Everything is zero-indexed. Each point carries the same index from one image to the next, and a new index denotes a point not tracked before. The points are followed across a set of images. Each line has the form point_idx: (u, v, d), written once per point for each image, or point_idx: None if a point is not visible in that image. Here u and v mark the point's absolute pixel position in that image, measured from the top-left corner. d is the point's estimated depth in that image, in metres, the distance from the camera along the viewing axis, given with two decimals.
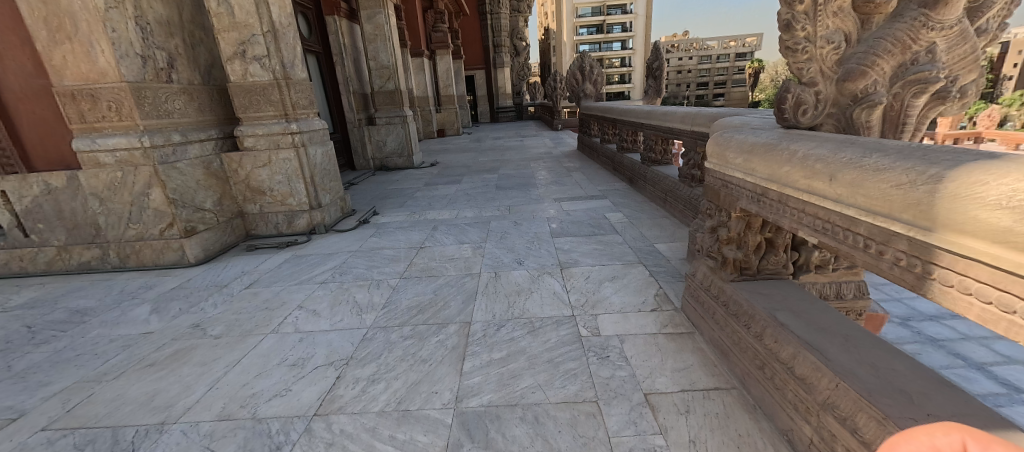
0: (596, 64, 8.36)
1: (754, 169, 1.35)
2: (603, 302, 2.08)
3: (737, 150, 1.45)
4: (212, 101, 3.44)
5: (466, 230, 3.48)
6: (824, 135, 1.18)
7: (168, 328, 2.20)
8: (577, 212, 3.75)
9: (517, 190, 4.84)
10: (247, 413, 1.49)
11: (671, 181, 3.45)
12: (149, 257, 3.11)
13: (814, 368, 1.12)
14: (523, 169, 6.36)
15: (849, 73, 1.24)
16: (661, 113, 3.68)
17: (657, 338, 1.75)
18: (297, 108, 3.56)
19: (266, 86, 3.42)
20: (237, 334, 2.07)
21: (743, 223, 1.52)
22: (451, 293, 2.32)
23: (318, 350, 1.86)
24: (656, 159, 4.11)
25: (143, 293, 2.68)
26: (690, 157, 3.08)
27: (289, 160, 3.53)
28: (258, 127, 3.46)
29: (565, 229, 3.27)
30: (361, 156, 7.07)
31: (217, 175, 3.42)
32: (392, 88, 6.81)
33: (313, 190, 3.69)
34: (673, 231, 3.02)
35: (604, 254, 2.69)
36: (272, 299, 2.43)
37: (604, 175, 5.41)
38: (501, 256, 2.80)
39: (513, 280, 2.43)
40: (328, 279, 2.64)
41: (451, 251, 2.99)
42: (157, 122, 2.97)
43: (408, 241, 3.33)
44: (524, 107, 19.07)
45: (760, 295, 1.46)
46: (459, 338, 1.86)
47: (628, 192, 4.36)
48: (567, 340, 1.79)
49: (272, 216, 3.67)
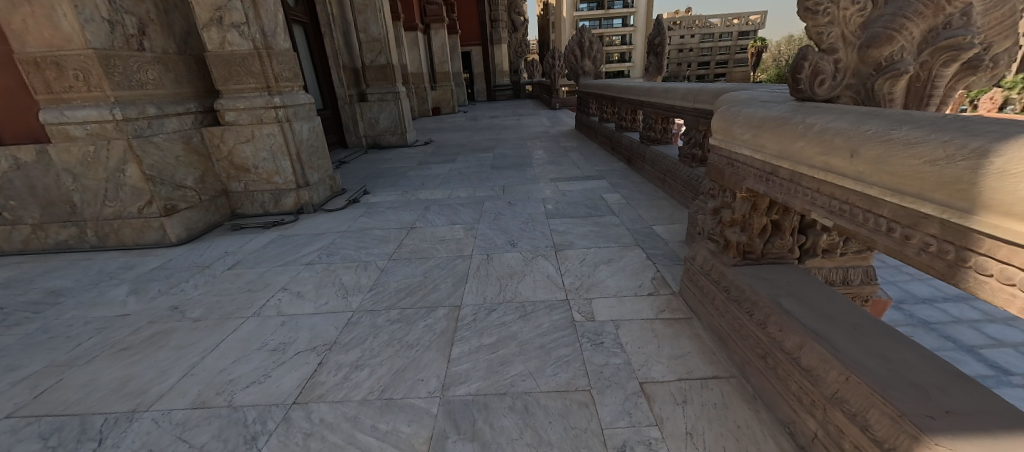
0: (596, 40, 8.09)
1: (764, 146, 1.24)
2: (598, 286, 2.01)
3: (745, 124, 1.34)
4: (190, 72, 3.26)
5: (459, 210, 3.37)
6: (843, 106, 1.07)
7: (146, 310, 2.11)
8: (573, 192, 3.64)
9: (513, 170, 4.72)
10: (223, 401, 1.42)
11: (671, 161, 3.34)
12: (129, 236, 2.99)
13: (822, 360, 1.05)
14: (520, 148, 6.21)
15: (873, 38, 1.12)
16: (663, 89, 3.53)
17: (653, 324, 1.69)
18: (280, 80, 3.39)
19: (246, 56, 3.22)
20: (217, 317, 1.98)
21: (748, 204, 1.41)
22: (441, 276, 2.24)
23: (301, 335, 1.78)
24: (656, 138, 3.97)
25: (122, 273, 2.58)
26: (691, 136, 2.97)
27: (273, 135, 3.37)
28: (239, 101, 3.29)
29: (561, 210, 3.17)
30: (352, 133, 6.87)
31: (198, 151, 3.27)
32: (384, 62, 6.64)
33: (300, 168, 3.55)
34: (671, 213, 2.93)
35: (600, 236, 2.61)
36: (255, 280, 2.35)
37: (602, 155, 5.28)
38: (494, 237, 2.71)
39: (505, 262, 2.35)
40: (315, 260, 2.55)
41: (443, 232, 2.89)
42: (130, 93, 2.80)
43: (399, 221, 3.23)
44: (522, 85, 18.66)
45: (763, 280, 1.38)
46: (448, 322, 1.79)
47: (626, 172, 4.25)
48: (559, 325, 1.72)
49: (258, 195, 3.54)
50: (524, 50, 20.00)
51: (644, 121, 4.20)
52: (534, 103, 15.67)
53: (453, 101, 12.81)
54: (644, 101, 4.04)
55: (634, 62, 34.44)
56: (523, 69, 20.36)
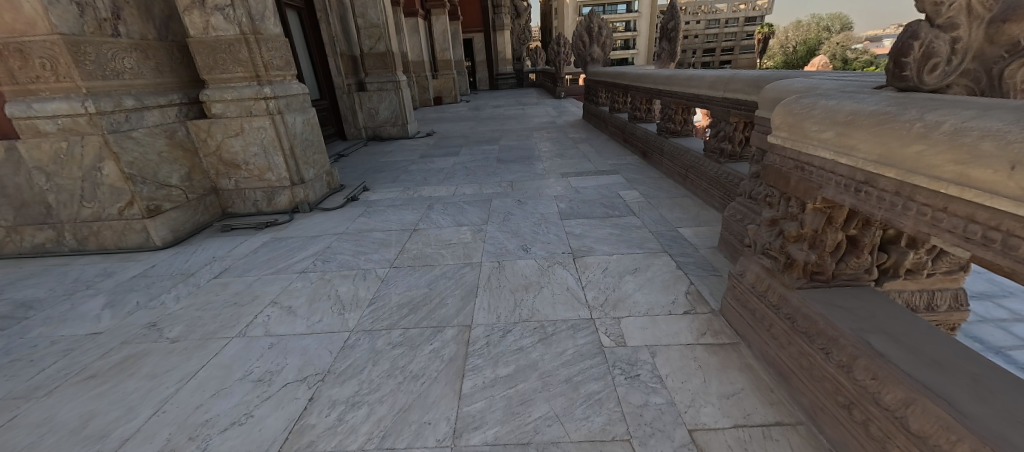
0: (605, 25, 7.74)
1: (854, 148, 0.99)
2: (626, 302, 1.78)
3: (823, 120, 1.08)
4: (172, 60, 3.00)
5: (464, 209, 3.13)
6: (978, 100, 0.82)
7: (121, 327, 1.89)
8: (586, 189, 3.39)
9: (520, 164, 4.46)
10: (196, 448, 1.21)
11: (694, 155, 3.09)
12: (110, 239, 2.77)
13: (942, 427, 0.82)
14: (526, 140, 5.94)
15: (1013, 10, 0.88)
16: (685, 77, 3.26)
17: (695, 351, 1.46)
18: (270, 69, 3.12)
19: (232, 42, 2.95)
20: (197, 337, 1.77)
21: (822, 217, 1.16)
22: (448, 288, 2.01)
23: (291, 361, 1.56)
24: (675, 130, 3.70)
25: (100, 282, 2.37)
26: (720, 128, 2.75)
27: (263, 128, 3.12)
28: (226, 91, 3.03)
29: (575, 210, 2.93)
30: (351, 124, 6.62)
31: (183, 146, 3.03)
32: (383, 49, 6.33)
33: (294, 164, 3.31)
34: (697, 213, 2.69)
35: (621, 241, 2.37)
36: (243, 292, 2.13)
37: (613, 147, 5.00)
38: (505, 241, 2.48)
39: (519, 271, 2.12)
40: (309, 268, 2.33)
41: (448, 235, 2.65)
42: (105, 84, 2.55)
43: (401, 221, 2.99)
44: (525, 74, 18.24)
45: (839, 309, 1.14)
46: (457, 347, 1.57)
47: (641, 166, 3.99)
48: (586, 352, 1.49)
49: (249, 193, 3.31)
50: (527, 37, 19.50)
51: (662, 111, 3.93)
52: (537, 92, 15.30)
53: (455, 90, 12.46)
54: (662, 90, 3.76)
55: (639, 49, 33.74)
56: (526, 57, 19.88)
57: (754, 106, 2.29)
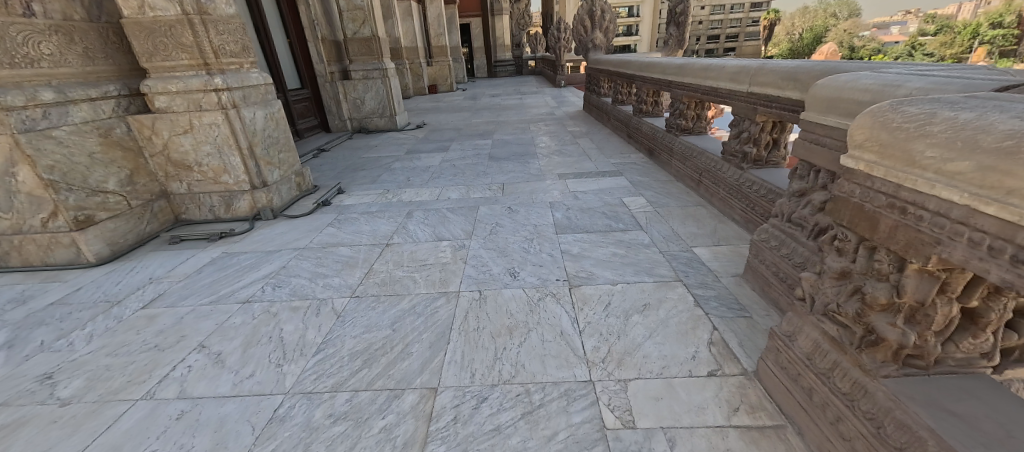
0: (609, 9, 7.26)
1: (1014, 193, 0.61)
2: (634, 356, 1.41)
3: (953, 143, 0.70)
4: (106, 45, 2.58)
5: (447, 218, 2.75)
6: None
7: (7, 380, 1.53)
8: (586, 195, 3.00)
9: (514, 162, 4.05)
10: None
11: (711, 157, 2.70)
12: (35, 254, 2.40)
13: None
14: (521, 133, 5.51)
15: None
16: (699, 66, 2.84)
17: (728, 439, 1.09)
18: (221, 56, 2.70)
19: (173, 24, 2.51)
20: (93, 399, 1.40)
21: (932, 284, 0.79)
22: (416, 328, 1.64)
23: (200, 441, 1.21)
24: (687, 127, 3.29)
25: (9, 311, 1.99)
26: (743, 128, 2.35)
27: (215, 125, 2.71)
28: (170, 82, 2.62)
29: (573, 221, 2.55)
30: (336, 116, 6.17)
31: (123, 146, 2.63)
32: (368, 34, 5.86)
33: (253, 165, 2.91)
34: (715, 228, 2.32)
35: (627, 265, 1.99)
36: (170, 329, 1.76)
37: (616, 143, 4.59)
38: (489, 263, 2.10)
39: (503, 306, 1.75)
40: (255, 296, 1.96)
41: (424, 253, 2.27)
42: (15, 74, 2.15)
43: (373, 233, 2.60)
44: (524, 61, 17.65)
45: (958, 420, 0.77)
46: (416, 423, 1.21)
47: (647, 166, 3.60)
48: (583, 438, 1.13)
49: (205, 198, 2.93)
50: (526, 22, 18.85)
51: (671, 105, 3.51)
52: (535, 79, 14.75)
53: (451, 78, 11.94)
54: (672, 82, 3.33)
55: (641, 36, 32.90)
56: (525, 44, 19.26)
57: (791, 105, 1.90)
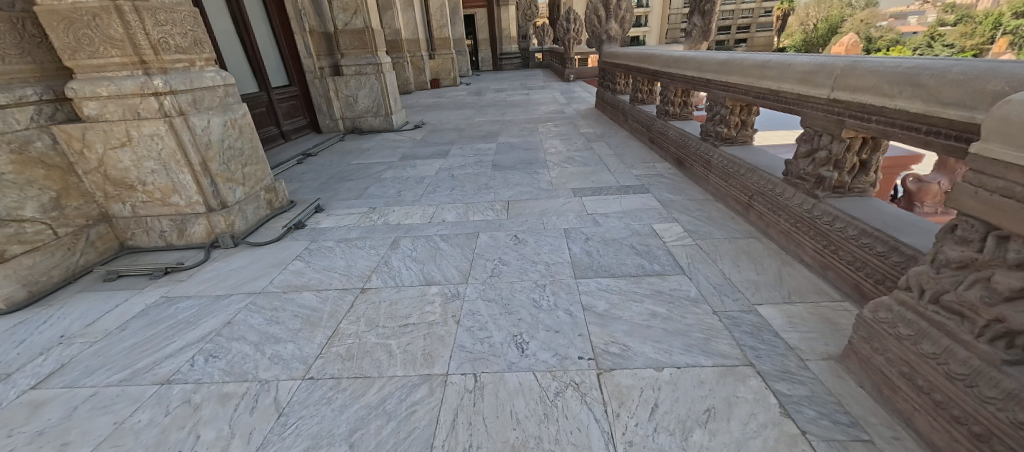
0: None
1: None
2: None
3: None
4: (22, 38, 2.08)
5: (439, 250, 2.26)
6: None
7: None
8: (608, 219, 2.48)
9: (521, 172, 3.55)
10: None
11: (766, 178, 2.19)
12: None
13: None
14: (528, 135, 4.99)
15: None
16: (749, 62, 2.29)
17: None
18: (163, 52, 2.20)
19: (99, 12, 2.02)
20: None
21: None
22: (382, 443, 1.16)
23: None
24: (729, 135, 2.74)
25: None
26: (818, 143, 1.82)
27: (158, 136, 2.23)
28: (100, 84, 2.13)
29: (595, 259, 2.05)
30: (326, 115, 5.67)
31: (46, 163, 2.16)
32: (362, 25, 5.28)
33: (208, 183, 2.42)
34: (781, 274, 1.80)
35: (673, 335, 1.48)
36: (49, 432, 1.28)
37: (637, 149, 4.05)
38: (488, 325, 1.61)
39: (507, 404, 1.25)
40: (180, 372, 1.49)
41: (406, 307, 1.78)
42: None
43: (347, 271, 2.11)
44: (530, 54, 17.01)
45: None
46: None
47: (678, 180, 3.08)
48: None
49: (153, 222, 2.48)
50: (532, 13, 18.19)
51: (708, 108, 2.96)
52: (543, 72, 14.08)
53: (455, 71, 11.34)
54: (710, 80, 2.78)
55: (651, 27, 31.93)
56: (531, 36, 18.61)
57: (907, 121, 1.36)
